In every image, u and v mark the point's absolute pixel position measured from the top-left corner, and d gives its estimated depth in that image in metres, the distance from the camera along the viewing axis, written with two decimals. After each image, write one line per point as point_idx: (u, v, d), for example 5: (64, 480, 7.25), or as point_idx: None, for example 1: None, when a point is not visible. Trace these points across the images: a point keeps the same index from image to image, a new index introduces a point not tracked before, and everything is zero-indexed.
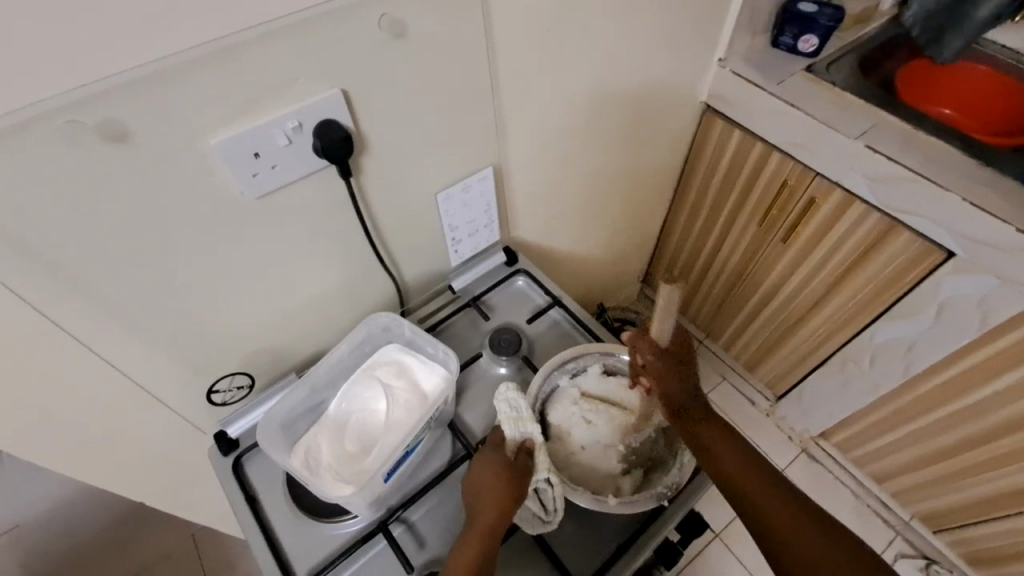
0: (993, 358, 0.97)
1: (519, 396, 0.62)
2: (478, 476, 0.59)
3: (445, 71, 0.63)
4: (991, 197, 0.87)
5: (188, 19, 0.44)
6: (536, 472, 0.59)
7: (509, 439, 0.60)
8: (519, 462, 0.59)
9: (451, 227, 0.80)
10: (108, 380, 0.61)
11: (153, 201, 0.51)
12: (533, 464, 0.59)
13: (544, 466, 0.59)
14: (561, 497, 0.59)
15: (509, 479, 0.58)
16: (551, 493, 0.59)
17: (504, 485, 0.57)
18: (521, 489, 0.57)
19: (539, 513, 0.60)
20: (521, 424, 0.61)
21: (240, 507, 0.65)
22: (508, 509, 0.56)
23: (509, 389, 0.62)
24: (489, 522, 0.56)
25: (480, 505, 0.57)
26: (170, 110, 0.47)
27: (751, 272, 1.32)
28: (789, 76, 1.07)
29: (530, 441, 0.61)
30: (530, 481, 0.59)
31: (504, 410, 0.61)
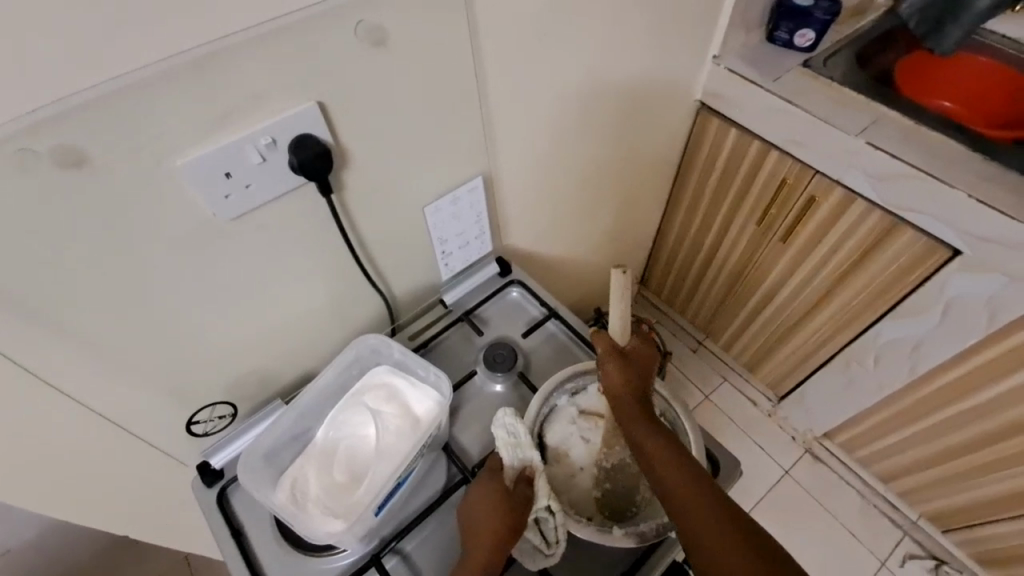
0: (1003, 357, 0.94)
1: (517, 421, 0.59)
2: (474, 505, 0.56)
3: (429, 78, 0.60)
4: (999, 192, 0.84)
5: (146, 31, 0.40)
6: (537, 504, 0.56)
7: (507, 470, 0.58)
8: (518, 491, 0.56)
9: (440, 240, 0.77)
10: (81, 416, 0.57)
11: (117, 227, 0.47)
12: (532, 493, 0.56)
13: (545, 494, 0.56)
14: (563, 527, 0.56)
15: (507, 508, 0.55)
16: (552, 523, 0.56)
17: (501, 516, 0.54)
18: (521, 520, 0.54)
19: (540, 546, 0.57)
20: (519, 449, 0.59)
21: (224, 543, 0.62)
22: (507, 540, 0.53)
23: (505, 415, 0.59)
24: (486, 554, 0.53)
25: (477, 537, 0.54)
26: (131, 131, 0.43)
27: (751, 271, 1.30)
28: (785, 72, 1.04)
29: (530, 469, 0.58)
30: (531, 510, 0.56)
31: (500, 435, 0.59)
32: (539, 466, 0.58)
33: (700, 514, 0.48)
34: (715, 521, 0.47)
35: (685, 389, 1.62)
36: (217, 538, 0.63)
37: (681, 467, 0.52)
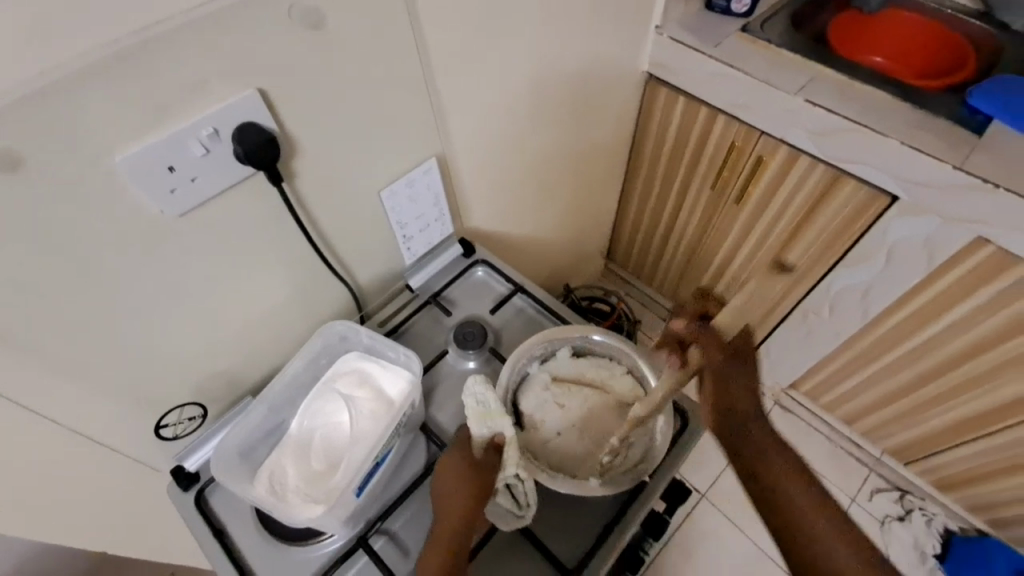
0: (943, 294, 1.00)
1: (487, 389, 0.59)
2: (445, 478, 0.57)
3: (371, 60, 0.59)
4: (928, 138, 0.89)
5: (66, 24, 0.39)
6: (505, 472, 0.57)
7: (476, 440, 0.58)
8: (486, 459, 0.58)
9: (400, 224, 0.77)
10: (41, 431, 0.56)
11: (59, 230, 0.46)
12: (501, 460, 0.58)
13: (513, 463, 0.57)
14: (533, 489, 0.58)
15: (477, 477, 0.56)
16: (523, 487, 0.58)
17: (470, 486, 0.56)
18: (490, 485, 0.57)
19: (512, 509, 0.59)
20: (489, 419, 0.58)
21: (207, 543, 0.62)
22: (478, 507, 0.55)
23: (475, 383, 0.59)
24: (459, 522, 0.54)
25: (450, 506, 0.56)
26: (62, 129, 0.42)
27: (710, 235, 1.34)
28: (725, 38, 1.07)
29: (499, 438, 0.59)
30: (498, 478, 0.57)
31: (471, 405, 0.58)
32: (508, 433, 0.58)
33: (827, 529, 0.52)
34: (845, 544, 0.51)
35: (658, 355, 1.67)
36: (199, 539, 0.63)
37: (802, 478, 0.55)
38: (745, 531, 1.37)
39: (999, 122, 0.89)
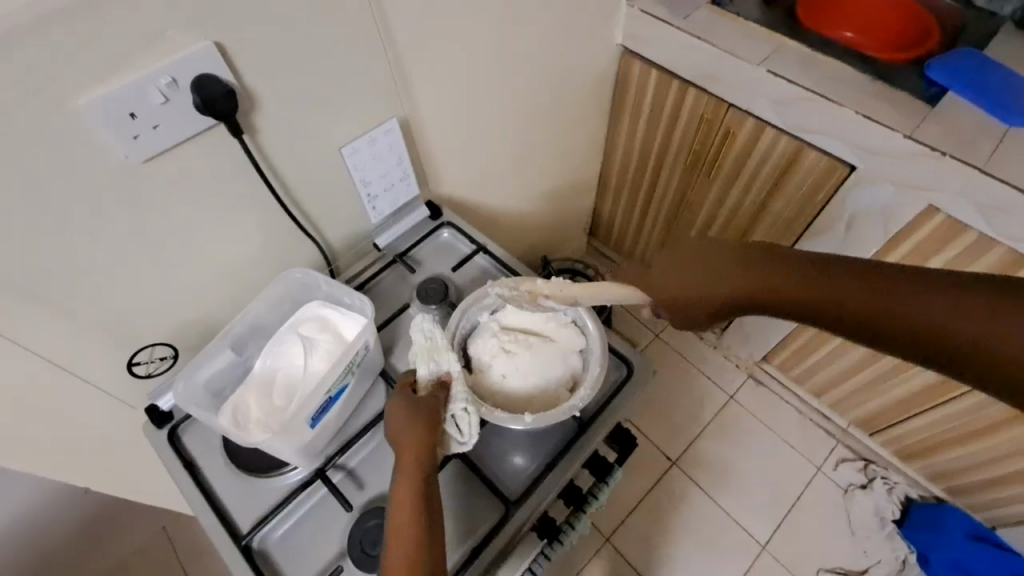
0: (900, 263, 1.03)
1: (434, 327, 0.66)
2: (394, 416, 0.60)
3: (326, 18, 0.62)
4: (883, 108, 0.91)
5: None
6: (450, 403, 0.61)
7: (423, 377, 0.63)
8: (430, 394, 0.61)
9: (365, 183, 0.80)
10: (19, 362, 0.60)
11: (26, 167, 0.50)
12: (448, 394, 0.62)
13: (459, 395, 0.62)
14: (476, 419, 0.61)
15: (422, 409, 0.60)
16: (467, 416, 0.61)
17: (422, 416, 0.59)
18: (439, 414, 0.60)
19: (455, 436, 0.61)
20: (436, 356, 0.64)
21: (178, 474, 0.67)
22: (433, 431, 0.59)
23: (424, 321, 0.66)
24: (416, 446, 0.57)
25: (403, 438, 0.58)
26: (22, 70, 0.46)
27: (685, 208, 1.36)
28: (695, 10, 1.08)
29: (445, 376, 0.63)
30: (447, 410, 0.61)
31: (420, 342, 0.65)
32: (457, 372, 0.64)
33: (939, 308, 0.45)
34: (965, 311, 0.44)
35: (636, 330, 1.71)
36: (171, 471, 0.67)
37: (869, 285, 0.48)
38: (714, 496, 1.42)
39: (953, 93, 0.91)
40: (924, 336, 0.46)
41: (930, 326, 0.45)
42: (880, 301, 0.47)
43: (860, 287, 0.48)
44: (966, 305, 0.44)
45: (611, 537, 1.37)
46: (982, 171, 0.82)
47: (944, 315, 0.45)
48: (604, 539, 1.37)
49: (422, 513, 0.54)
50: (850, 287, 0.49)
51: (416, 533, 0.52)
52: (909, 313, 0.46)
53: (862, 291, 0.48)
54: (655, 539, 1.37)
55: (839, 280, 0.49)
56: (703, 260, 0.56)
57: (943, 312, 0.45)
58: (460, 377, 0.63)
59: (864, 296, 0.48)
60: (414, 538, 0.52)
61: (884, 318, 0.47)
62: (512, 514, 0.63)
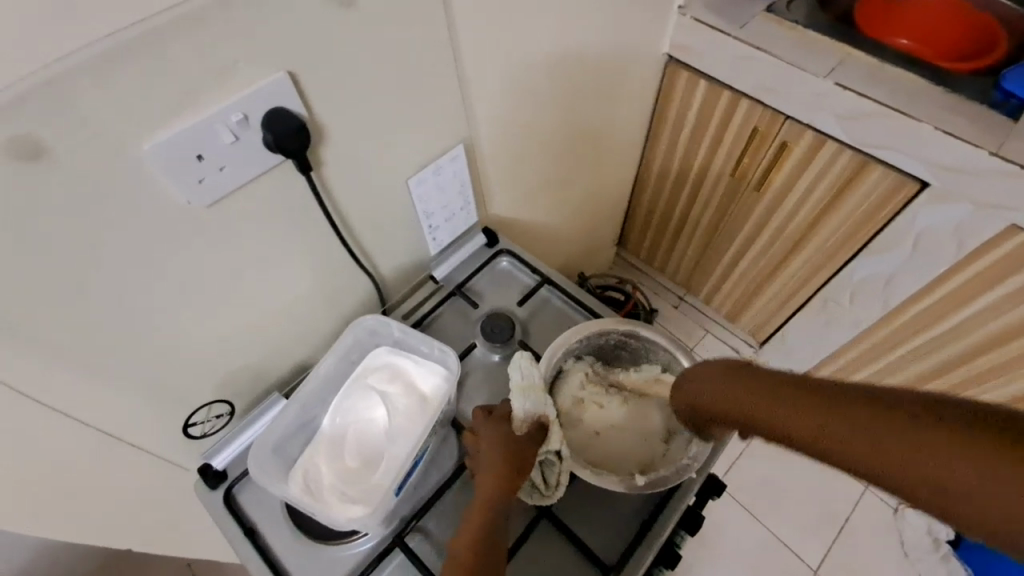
0: (971, 282, 0.98)
1: (533, 366, 0.60)
2: (484, 451, 0.57)
3: (400, 40, 0.56)
4: (962, 123, 0.86)
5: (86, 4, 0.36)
6: (548, 446, 0.58)
7: (518, 415, 0.58)
8: (527, 433, 0.57)
9: (427, 214, 0.75)
10: (65, 431, 0.54)
11: (85, 222, 0.44)
12: (544, 435, 0.58)
13: (555, 439, 0.58)
14: (565, 473, 0.58)
15: (514, 449, 0.56)
16: (557, 467, 0.58)
17: (511, 456, 0.55)
18: (530, 458, 0.56)
19: (540, 488, 0.59)
20: (531, 395, 0.59)
21: (238, 542, 0.61)
22: (518, 471, 0.55)
23: (523, 357, 0.60)
24: (497, 486, 0.54)
25: (485, 474, 0.55)
26: (85, 116, 0.39)
27: (728, 221, 1.31)
28: (750, 18, 1.02)
29: (543, 417, 0.59)
30: (539, 453, 0.58)
31: (516, 378, 0.59)
32: (552, 415, 0.59)
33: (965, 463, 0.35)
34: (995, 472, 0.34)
35: None
36: (230, 539, 0.61)
37: (879, 419, 0.40)
38: (761, 518, 1.37)
39: None
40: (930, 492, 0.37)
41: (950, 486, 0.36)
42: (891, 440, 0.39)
43: (869, 421, 0.40)
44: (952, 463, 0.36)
45: None
46: None
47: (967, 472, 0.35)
48: None
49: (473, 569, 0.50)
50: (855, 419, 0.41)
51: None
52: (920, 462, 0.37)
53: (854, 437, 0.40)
54: (703, 565, 1.32)
55: (845, 409, 0.42)
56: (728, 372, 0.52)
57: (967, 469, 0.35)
58: (556, 421, 0.59)
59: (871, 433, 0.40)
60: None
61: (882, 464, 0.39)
62: None
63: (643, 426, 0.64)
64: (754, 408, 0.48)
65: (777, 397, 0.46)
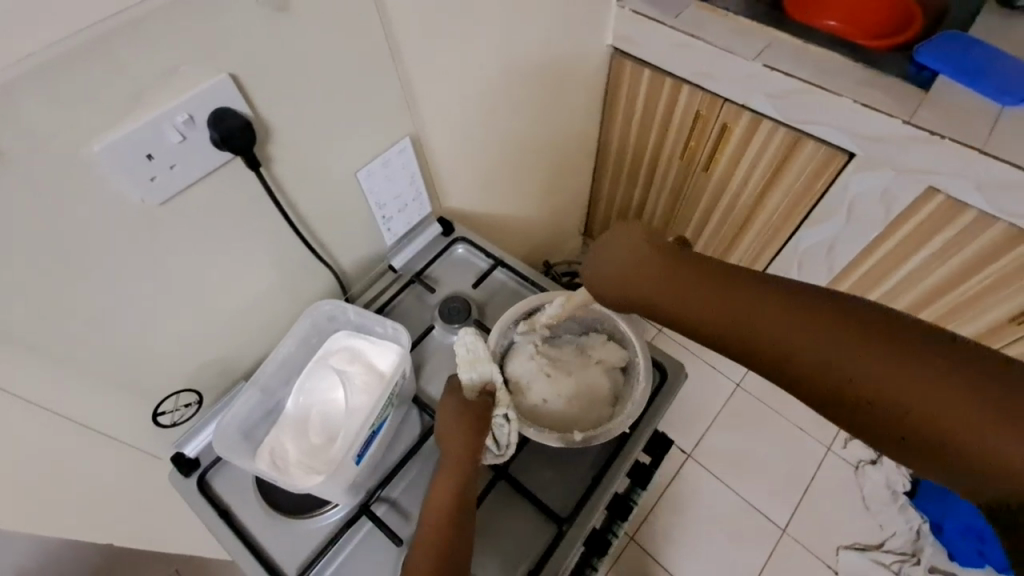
0: (901, 244, 1.05)
1: (477, 338, 0.65)
2: (444, 415, 0.61)
3: (336, 39, 0.60)
4: (879, 95, 0.93)
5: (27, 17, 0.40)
6: (497, 407, 0.62)
7: (466, 382, 0.63)
8: (478, 401, 0.62)
9: (379, 205, 0.79)
10: (38, 425, 0.57)
11: (44, 222, 0.47)
12: (493, 401, 0.63)
13: (503, 402, 0.62)
14: (514, 432, 0.63)
15: (470, 413, 0.61)
16: (507, 428, 0.63)
17: (468, 423, 0.60)
18: (486, 420, 0.61)
19: (493, 449, 0.63)
20: (477, 364, 0.64)
21: (213, 524, 0.64)
22: (478, 434, 0.60)
23: (467, 332, 0.65)
24: (461, 451, 0.59)
25: (448, 440, 0.60)
26: (35, 121, 0.43)
27: (682, 203, 1.37)
28: (684, 8, 1.08)
29: (490, 385, 0.63)
30: (492, 415, 0.62)
31: (461, 352, 0.65)
32: (498, 380, 0.64)
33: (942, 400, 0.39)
34: (989, 427, 0.38)
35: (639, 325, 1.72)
36: (205, 521, 0.65)
37: (824, 330, 0.44)
38: (731, 484, 1.44)
39: (944, 77, 0.93)
40: (870, 412, 0.42)
41: (919, 423, 0.40)
42: (893, 384, 0.41)
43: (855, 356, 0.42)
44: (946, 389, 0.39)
45: (634, 535, 1.38)
46: (982, 151, 0.84)
47: (958, 419, 0.39)
48: (628, 537, 1.37)
49: (452, 519, 0.55)
50: (794, 325, 0.45)
51: (444, 535, 0.54)
52: (875, 378, 0.41)
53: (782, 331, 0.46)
54: (678, 533, 1.38)
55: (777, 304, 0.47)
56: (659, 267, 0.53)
57: (940, 406, 0.39)
58: (501, 385, 0.64)
59: (800, 330, 0.45)
60: (442, 540, 0.54)
61: (821, 361, 0.44)
62: (563, 531, 0.62)
63: (591, 391, 0.69)
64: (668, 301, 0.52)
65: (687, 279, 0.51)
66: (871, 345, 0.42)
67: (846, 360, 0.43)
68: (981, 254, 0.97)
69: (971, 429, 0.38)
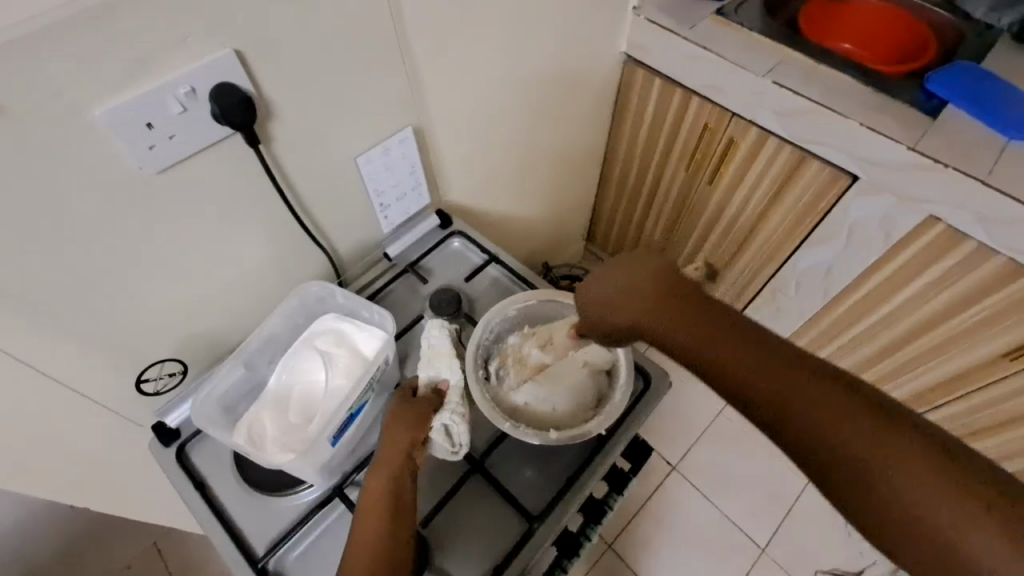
0: (896, 272, 1.05)
1: (439, 337, 0.68)
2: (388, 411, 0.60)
3: (346, 25, 0.61)
4: (885, 120, 0.93)
5: None
6: (443, 410, 0.61)
7: (422, 382, 0.64)
8: (424, 397, 0.62)
9: (378, 191, 0.79)
10: (20, 381, 0.57)
11: (45, 179, 0.48)
12: (441, 402, 0.62)
13: (449, 406, 0.62)
14: (462, 431, 0.61)
15: (408, 410, 0.60)
16: (455, 431, 0.62)
17: (406, 422, 0.58)
18: (428, 420, 0.60)
19: (448, 449, 0.62)
20: (434, 363, 0.66)
21: (188, 494, 0.64)
22: (415, 433, 0.58)
23: (430, 331, 0.68)
24: (393, 449, 0.57)
25: (386, 441, 0.58)
26: (40, 82, 0.44)
27: (686, 215, 1.37)
28: (699, 20, 1.08)
29: (444, 384, 0.64)
30: (434, 418, 0.61)
31: (423, 348, 0.67)
32: (452, 382, 0.64)
33: (945, 504, 0.39)
34: (960, 520, 0.39)
35: None
36: (180, 492, 0.65)
37: (859, 420, 0.43)
38: (713, 500, 1.43)
39: (953, 107, 0.94)
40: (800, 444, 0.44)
41: (886, 504, 0.41)
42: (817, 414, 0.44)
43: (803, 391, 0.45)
44: (855, 430, 0.43)
45: (612, 544, 1.37)
46: (984, 183, 0.84)
47: (863, 450, 0.42)
48: (606, 545, 1.37)
49: (388, 511, 0.53)
50: (805, 389, 0.45)
51: (382, 527, 0.52)
52: (810, 422, 0.44)
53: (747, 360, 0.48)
54: (656, 545, 1.37)
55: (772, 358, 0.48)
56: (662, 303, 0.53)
57: (855, 442, 0.42)
58: (455, 387, 0.64)
59: (810, 401, 0.44)
60: (381, 532, 0.52)
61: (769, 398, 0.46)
62: (534, 530, 0.63)
63: (576, 396, 0.68)
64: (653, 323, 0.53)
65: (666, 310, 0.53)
66: (887, 441, 0.42)
67: (842, 441, 0.43)
68: (977, 287, 0.97)
69: (948, 523, 0.39)
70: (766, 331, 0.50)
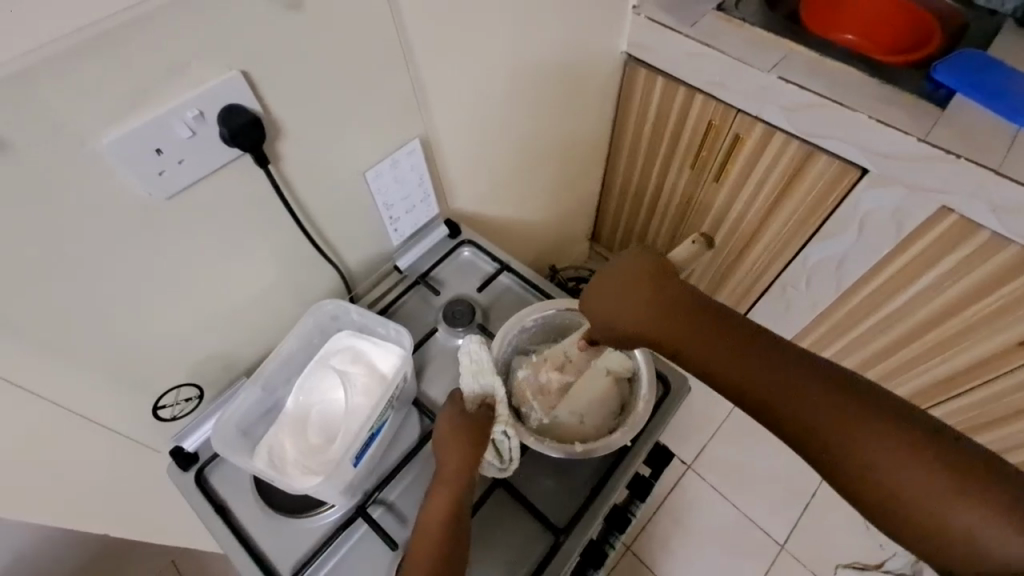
0: (909, 264, 1.05)
1: (480, 349, 0.65)
2: (442, 432, 0.60)
3: (349, 40, 0.60)
4: (894, 111, 0.92)
5: (34, 10, 0.40)
6: (497, 422, 0.61)
7: (468, 394, 0.63)
8: (477, 413, 0.61)
9: (387, 205, 0.79)
10: (36, 414, 0.57)
11: (53, 211, 0.47)
12: (492, 415, 0.62)
13: (502, 418, 0.62)
14: (517, 445, 0.62)
15: (470, 425, 0.60)
16: (508, 443, 0.62)
17: (468, 438, 0.59)
18: (485, 436, 0.60)
19: (496, 464, 0.63)
20: (481, 375, 0.64)
21: (209, 519, 0.64)
22: (478, 449, 0.58)
23: (471, 343, 0.65)
24: (458, 466, 0.57)
25: (447, 457, 0.58)
26: (44, 115, 0.43)
27: (692, 212, 1.36)
28: (700, 17, 1.07)
29: (490, 398, 0.63)
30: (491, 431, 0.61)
31: (466, 362, 0.64)
32: (500, 395, 0.63)
33: (964, 513, 0.40)
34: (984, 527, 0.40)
35: None
36: (201, 517, 0.65)
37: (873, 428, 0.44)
38: (729, 497, 1.42)
39: (961, 96, 0.92)
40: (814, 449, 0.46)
41: (912, 519, 0.42)
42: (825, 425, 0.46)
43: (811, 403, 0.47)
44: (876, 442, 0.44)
45: (630, 545, 1.37)
46: (997, 173, 0.83)
47: (884, 463, 0.43)
48: (625, 547, 1.36)
49: (449, 536, 0.53)
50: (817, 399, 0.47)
51: (436, 555, 0.52)
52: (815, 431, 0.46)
53: (751, 370, 0.50)
54: (675, 544, 1.37)
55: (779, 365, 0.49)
56: (657, 310, 0.56)
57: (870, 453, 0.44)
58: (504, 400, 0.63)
59: (821, 411, 0.46)
60: (436, 560, 0.51)
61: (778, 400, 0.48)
62: (561, 542, 0.62)
63: (599, 410, 0.68)
64: (662, 331, 0.55)
65: (674, 318, 0.55)
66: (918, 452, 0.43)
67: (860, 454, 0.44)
68: (993, 275, 0.96)
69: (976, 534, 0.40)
70: (774, 340, 0.52)
